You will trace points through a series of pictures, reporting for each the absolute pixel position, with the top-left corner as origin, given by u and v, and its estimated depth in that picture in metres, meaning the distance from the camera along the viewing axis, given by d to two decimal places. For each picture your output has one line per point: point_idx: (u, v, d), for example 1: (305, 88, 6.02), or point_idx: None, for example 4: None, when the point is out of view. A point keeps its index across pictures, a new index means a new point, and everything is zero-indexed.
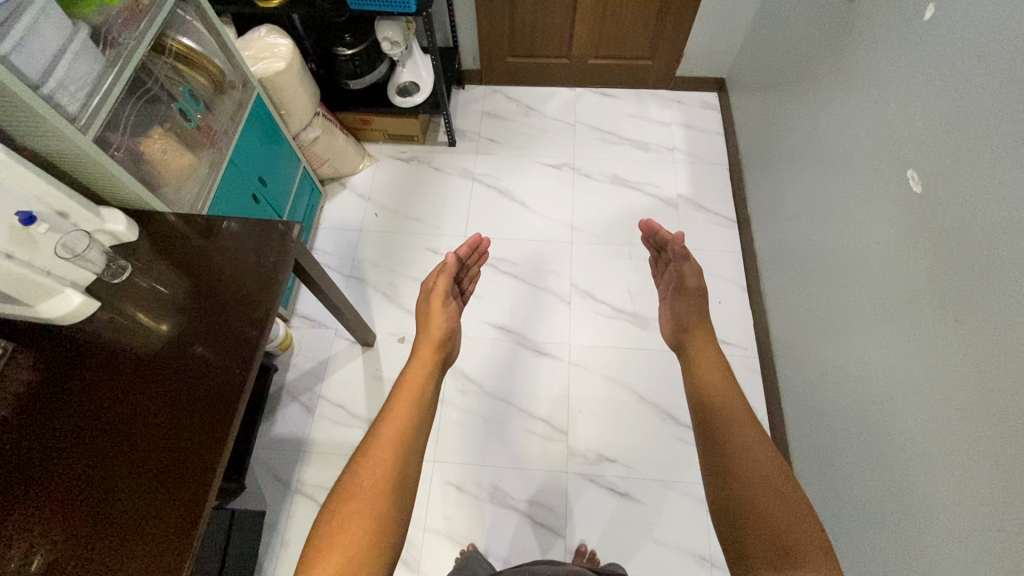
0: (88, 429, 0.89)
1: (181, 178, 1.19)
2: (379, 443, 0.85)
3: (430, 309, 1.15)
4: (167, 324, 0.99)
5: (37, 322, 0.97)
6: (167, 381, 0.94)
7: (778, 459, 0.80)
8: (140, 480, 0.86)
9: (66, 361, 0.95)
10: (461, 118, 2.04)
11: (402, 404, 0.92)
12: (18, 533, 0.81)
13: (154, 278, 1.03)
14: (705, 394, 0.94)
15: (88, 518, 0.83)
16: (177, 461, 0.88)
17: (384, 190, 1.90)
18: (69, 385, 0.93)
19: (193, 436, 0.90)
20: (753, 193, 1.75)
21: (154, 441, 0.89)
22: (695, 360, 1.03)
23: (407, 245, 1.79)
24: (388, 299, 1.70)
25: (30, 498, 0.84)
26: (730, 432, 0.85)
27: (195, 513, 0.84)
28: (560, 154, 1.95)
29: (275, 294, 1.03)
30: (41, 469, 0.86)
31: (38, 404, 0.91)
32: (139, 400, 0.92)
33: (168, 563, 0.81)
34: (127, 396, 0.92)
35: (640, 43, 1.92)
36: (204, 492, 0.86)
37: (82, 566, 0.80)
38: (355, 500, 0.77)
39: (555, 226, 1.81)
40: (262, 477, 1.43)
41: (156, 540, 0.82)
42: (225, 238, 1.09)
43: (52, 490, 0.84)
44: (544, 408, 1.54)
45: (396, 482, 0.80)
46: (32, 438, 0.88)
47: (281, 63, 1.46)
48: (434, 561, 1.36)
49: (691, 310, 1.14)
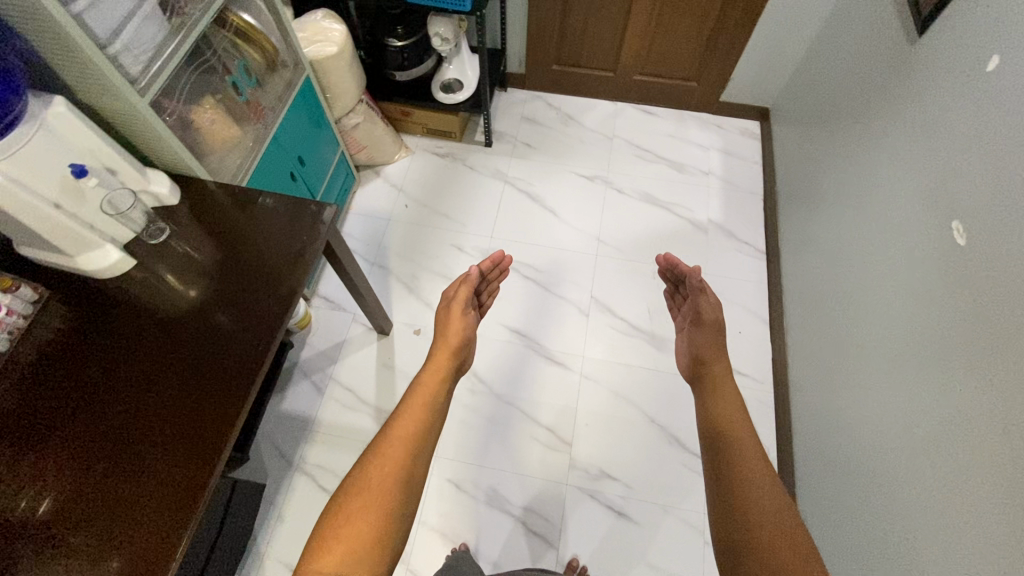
0: (109, 383, 0.91)
1: (224, 149, 1.22)
2: (388, 443, 0.85)
3: (449, 316, 1.15)
4: (196, 289, 1.01)
5: (75, 274, 1.00)
6: (192, 344, 0.96)
7: (786, 498, 0.79)
8: (153, 440, 0.87)
9: (96, 314, 0.97)
10: (500, 119, 2.05)
11: (415, 405, 0.93)
12: (31, 474, 0.84)
13: (189, 244, 1.06)
14: (717, 424, 0.94)
15: (98, 469, 0.85)
16: (190, 425, 0.89)
17: (417, 183, 1.92)
18: (95, 337, 0.95)
19: (209, 401, 0.91)
20: (785, 226, 1.73)
21: (171, 403, 0.91)
22: (714, 390, 1.02)
23: (434, 239, 1.80)
24: (408, 290, 1.71)
25: (47, 441, 0.86)
26: (741, 464, 0.85)
27: (202, 479, 0.85)
28: (594, 166, 1.95)
29: (302, 274, 1.04)
30: (61, 416, 0.88)
31: (65, 352, 0.93)
32: (161, 360, 0.94)
33: (171, 524, 0.82)
34: (150, 355, 0.94)
35: (688, 64, 1.91)
36: (213, 459, 0.87)
37: (88, 516, 0.81)
38: (360, 497, 0.78)
39: (581, 236, 1.81)
40: (266, 451, 1.45)
41: (160, 501, 0.83)
42: (261, 214, 1.11)
43: (69, 437, 0.87)
44: (550, 417, 1.53)
45: (404, 483, 0.81)
46: (56, 384, 0.91)
47: (333, 48, 1.48)
48: (425, 555, 1.36)
49: (710, 340, 1.12)
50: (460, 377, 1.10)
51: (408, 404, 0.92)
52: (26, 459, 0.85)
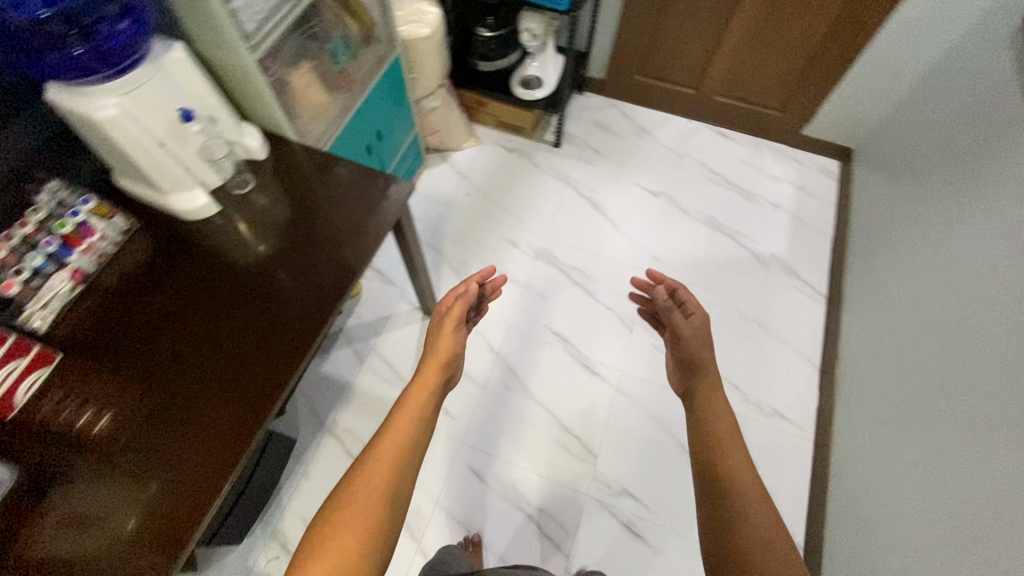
0: (174, 320, 0.96)
1: (312, 114, 1.26)
2: (375, 459, 0.85)
3: (440, 333, 1.14)
4: (267, 245, 1.05)
5: (163, 211, 1.05)
6: (256, 297, 1.00)
7: (775, 514, 0.74)
8: (206, 382, 0.91)
9: (174, 253, 1.03)
10: (573, 122, 2.05)
11: (403, 422, 0.93)
12: (96, 392, 0.89)
13: (268, 200, 1.10)
14: (705, 433, 0.89)
15: (154, 400, 0.89)
16: (242, 374, 0.93)
17: (482, 173, 1.93)
18: (169, 275, 1.00)
19: (264, 355, 0.95)
20: (853, 273, 1.66)
21: (227, 350, 0.94)
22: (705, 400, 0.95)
23: (490, 231, 1.82)
24: (458, 276, 1.73)
25: (112, 364, 0.92)
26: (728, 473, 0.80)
27: (246, 428, 0.88)
28: (660, 182, 1.92)
29: (369, 246, 1.07)
30: (130, 342, 0.94)
31: (141, 284, 0.99)
32: (223, 307, 0.98)
33: (211, 465, 0.85)
34: (215, 301, 0.99)
35: (775, 92, 1.86)
36: (258, 411, 0.90)
37: (138, 442, 0.86)
38: (348, 508, 0.78)
39: (637, 250, 1.79)
40: (302, 407, 1.50)
41: (204, 441, 0.87)
42: (338, 181, 1.14)
43: (135, 362, 0.92)
44: (578, 424, 1.52)
45: (390, 496, 0.81)
46: (128, 313, 0.96)
47: (425, 30, 1.51)
48: (435, 536, 1.38)
49: (703, 351, 1.05)
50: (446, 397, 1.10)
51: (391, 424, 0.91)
52: (97, 375, 0.91)
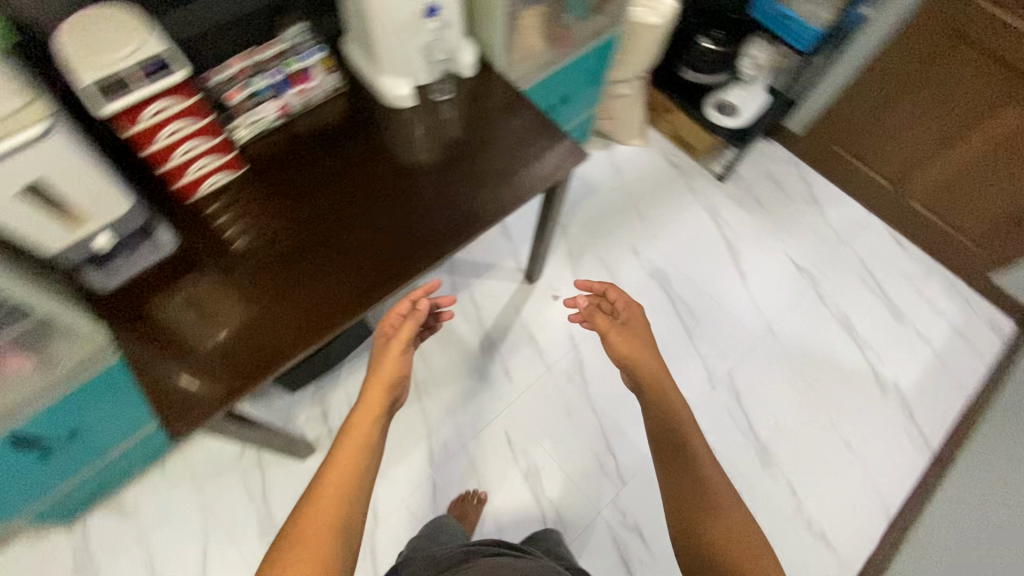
0: (327, 188, 1.06)
1: (523, 55, 1.30)
2: (321, 497, 0.83)
3: (385, 353, 1.06)
4: (431, 158, 1.11)
5: (367, 88, 1.15)
6: (397, 206, 1.06)
7: (729, 490, 0.83)
8: (330, 253, 1.01)
9: (357, 128, 1.12)
10: (747, 164, 1.92)
11: (346, 458, 0.90)
12: (248, 218, 1.02)
13: (452, 117, 1.16)
14: (670, 443, 0.91)
15: (286, 247, 1.00)
16: (359, 262, 1.00)
17: (635, 175, 1.87)
18: (342, 146, 1.10)
19: (379, 262, 1.01)
20: (976, 445, 1.47)
21: (356, 234, 1.02)
22: (664, 407, 0.96)
23: (619, 232, 1.77)
24: (570, 260, 1.72)
25: (267, 202, 1.03)
26: (692, 499, 0.83)
27: (342, 309, 0.96)
28: (809, 259, 1.78)
29: (517, 196, 1.09)
30: (287, 190, 1.04)
31: (319, 144, 1.09)
32: (369, 196, 1.06)
33: (304, 325, 0.95)
34: (365, 186, 1.07)
35: (983, 223, 1.64)
36: (358, 299, 0.97)
37: (259, 275, 0.98)
38: (301, 546, 0.76)
39: (754, 313, 1.68)
40: (389, 308, 1.60)
41: (307, 302, 0.96)
42: (517, 125, 1.16)
43: (284, 210, 1.03)
44: (621, 448, 1.48)
45: (339, 529, 0.79)
46: (298, 163, 1.07)
47: (656, 19, 1.50)
48: (449, 475, 1.43)
49: (634, 350, 1.05)
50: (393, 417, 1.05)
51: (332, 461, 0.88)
52: (255, 203, 1.03)
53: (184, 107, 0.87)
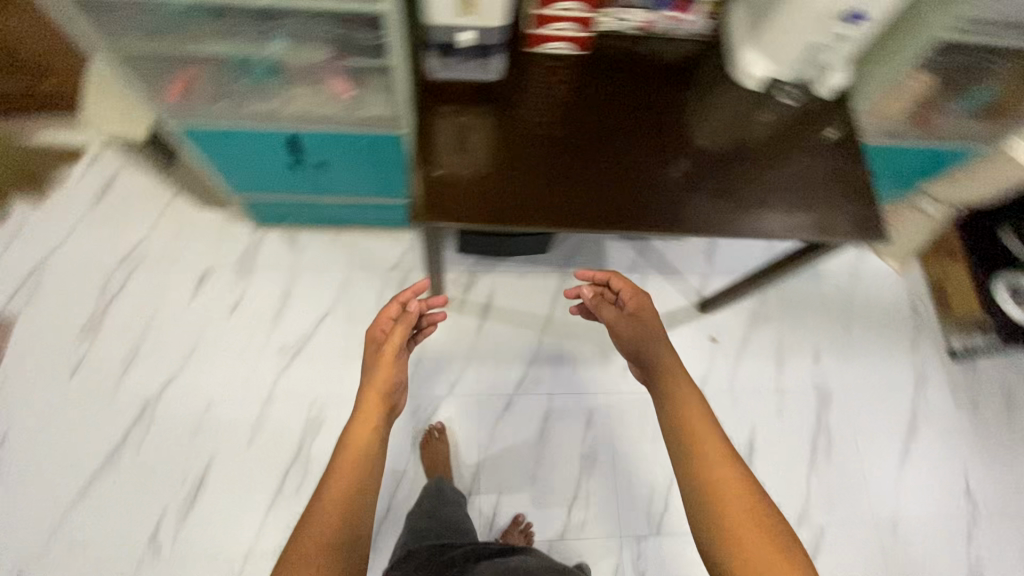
0: (615, 109, 1.03)
1: (882, 115, 1.19)
2: (324, 512, 0.86)
3: (377, 364, 1.03)
4: (722, 143, 1.03)
5: (721, 48, 1.09)
6: (660, 168, 1.00)
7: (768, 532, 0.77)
8: (574, 161, 0.98)
9: (680, 76, 1.07)
10: (995, 361, 1.63)
11: (346, 470, 0.91)
12: (540, 87, 1.03)
13: (771, 121, 1.06)
14: (684, 449, 0.86)
15: (547, 132, 1.00)
16: (592, 186, 0.97)
17: (868, 290, 1.66)
18: (655, 83, 1.06)
19: (607, 201, 0.96)
20: None
21: (607, 162, 0.99)
22: (675, 408, 0.90)
23: (812, 328, 1.61)
24: (749, 319, 1.60)
25: (562, 86, 1.03)
26: (704, 501, 0.81)
27: (550, 213, 0.94)
28: (988, 494, 1.50)
29: (774, 233, 0.98)
30: (589, 87, 1.04)
31: (639, 67, 1.06)
32: (643, 139, 1.01)
33: (511, 203, 0.95)
34: (646, 129, 1.02)
35: None
36: (567, 215, 0.94)
37: (511, 138, 0.99)
38: (310, 568, 0.79)
39: (888, 497, 1.47)
40: (567, 246, 1.62)
41: (527, 187, 0.96)
42: (825, 170, 1.03)
43: (574, 104, 1.02)
44: (676, 506, 1.40)
45: (349, 546, 0.83)
46: (610, 72, 1.05)
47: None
48: (521, 409, 1.46)
49: (647, 338, 0.98)
50: (391, 421, 1.05)
51: (334, 478, 0.89)
52: (558, 81, 1.04)
53: (576, 14, 0.97)
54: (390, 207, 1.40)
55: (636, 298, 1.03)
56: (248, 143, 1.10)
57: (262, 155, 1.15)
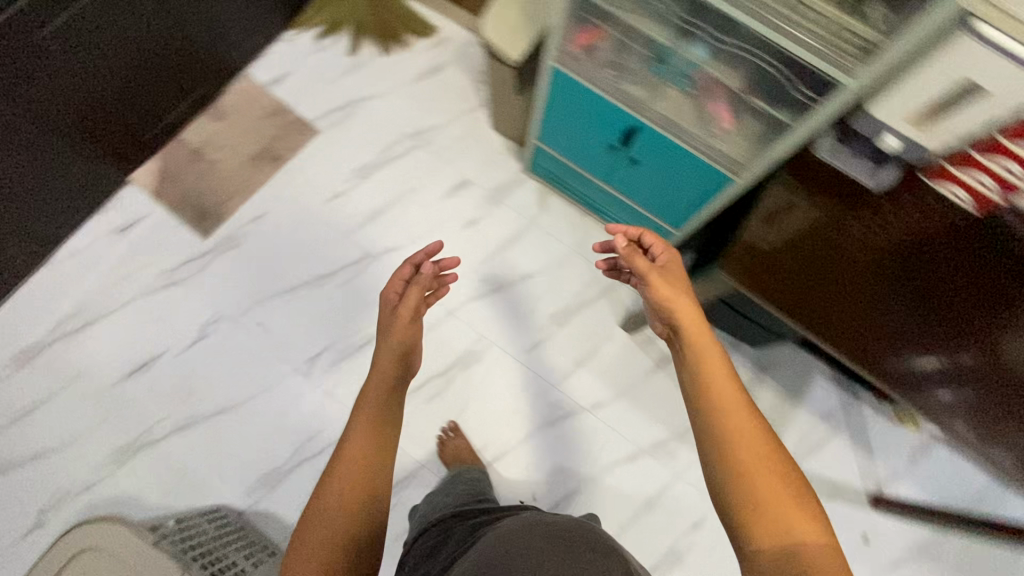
0: (968, 270, 0.86)
1: None
2: (336, 476, 0.83)
3: (393, 321, 1.00)
4: None
5: None
6: (968, 350, 0.84)
7: (797, 488, 0.73)
8: (879, 293, 0.87)
9: None
10: None
11: (358, 431, 0.88)
12: (905, 200, 0.88)
13: None
14: (706, 414, 0.80)
15: (876, 247, 0.87)
16: (873, 326, 0.87)
17: None
18: None
19: (876, 347, 0.87)
20: None
21: (913, 316, 0.86)
22: (698, 361, 0.85)
23: None
24: (915, 548, 1.39)
25: (929, 212, 0.88)
26: (721, 454, 0.77)
27: (811, 322, 0.89)
28: None
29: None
30: (956, 231, 0.87)
31: None
32: (973, 321, 0.85)
33: (783, 291, 0.89)
34: (986, 314, 0.84)
35: None
36: (826, 334, 0.88)
37: (832, 230, 0.88)
38: (318, 528, 0.78)
39: None
40: (778, 354, 1.48)
41: (809, 285, 0.88)
42: None
43: (924, 240, 0.87)
44: None
45: (363, 514, 0.80)
46: (999, 229, 0.86)
47: None
48: (640, 471, 1.40)
49: (673, 301, 0.93)
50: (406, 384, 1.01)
51: (345, 440, 0.87)
52: (930, 207, 0.88)
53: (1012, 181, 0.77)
54: (656, 236, 1.42)
55: (670, 259, 0.97)
56: (597, 112, 1.14)
57: (599, 137, 1.21)
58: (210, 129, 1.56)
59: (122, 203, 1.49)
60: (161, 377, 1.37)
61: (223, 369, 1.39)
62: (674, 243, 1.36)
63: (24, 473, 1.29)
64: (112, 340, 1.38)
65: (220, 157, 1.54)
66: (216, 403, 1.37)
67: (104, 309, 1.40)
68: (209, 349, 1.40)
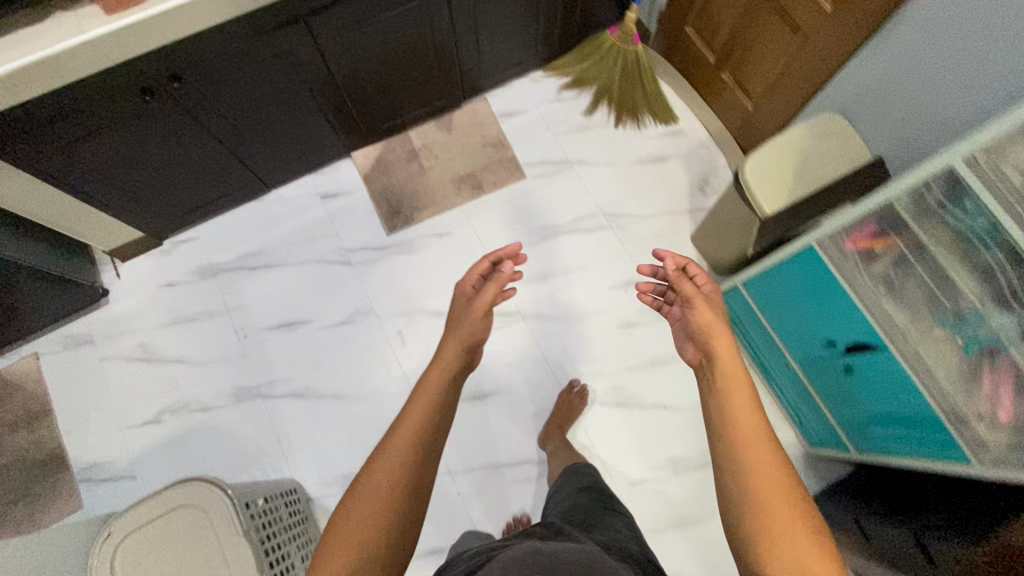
0: None
1: None
2: (393, 447, 0.84)
3: (466, 316, 1.08)
4: None
5: None
6: None
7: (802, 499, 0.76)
8: None
9: None
10: None
11: (420, 404, 0.92)
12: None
13: None
14: (723, 435, 0.86)
15: None
16: None
17: None
18: None
19: None
20: None
21: None
22: (722, 378, 0.92)
23: None
24: None
25: None
26: (735, 477, 0.80)
27: None
28: None
29: None
30: None
31: None
32: None
33: None
34: None
35: None
36: None
37: None
38: (374, 492, 0.79)
39: None
40: None
41: None
42: None
43: None
44: None
45: (409, 488, 0.81)
46: None
47: None
48: None
49: (710, 330, 0.99)
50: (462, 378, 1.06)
51: (406, 412, 0.90)
52: None
53: None
54: (822, 436, 1.26)
55: (712, 290, 1.05)
56: (831, 298, 1.00)
57: (815, 326, 1.08)
58: (434, 137, 1.64)
59: (337, 173, 1.60)
60: (300, 342, 1.45)
61: (350, 358, 1.44)
62: (847, 456, 1.18)
63: (165, 371, 1.43)
64: (277, 290, 1.49)
65: (433, 166, 1.61)
66: (331, 385, 1.42)
67: (283, 259, 1.52)
68: (347, 335, 1.46)
